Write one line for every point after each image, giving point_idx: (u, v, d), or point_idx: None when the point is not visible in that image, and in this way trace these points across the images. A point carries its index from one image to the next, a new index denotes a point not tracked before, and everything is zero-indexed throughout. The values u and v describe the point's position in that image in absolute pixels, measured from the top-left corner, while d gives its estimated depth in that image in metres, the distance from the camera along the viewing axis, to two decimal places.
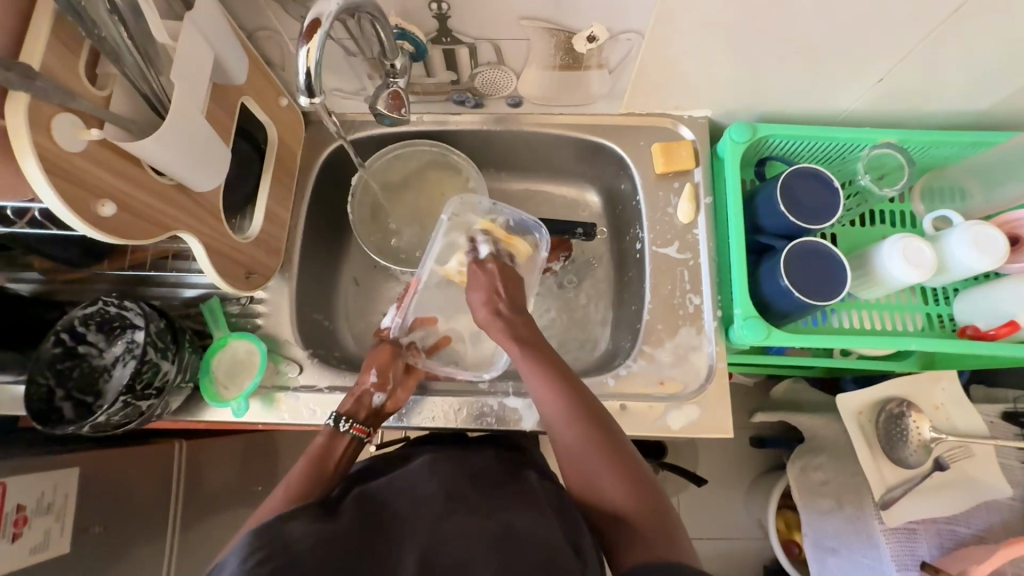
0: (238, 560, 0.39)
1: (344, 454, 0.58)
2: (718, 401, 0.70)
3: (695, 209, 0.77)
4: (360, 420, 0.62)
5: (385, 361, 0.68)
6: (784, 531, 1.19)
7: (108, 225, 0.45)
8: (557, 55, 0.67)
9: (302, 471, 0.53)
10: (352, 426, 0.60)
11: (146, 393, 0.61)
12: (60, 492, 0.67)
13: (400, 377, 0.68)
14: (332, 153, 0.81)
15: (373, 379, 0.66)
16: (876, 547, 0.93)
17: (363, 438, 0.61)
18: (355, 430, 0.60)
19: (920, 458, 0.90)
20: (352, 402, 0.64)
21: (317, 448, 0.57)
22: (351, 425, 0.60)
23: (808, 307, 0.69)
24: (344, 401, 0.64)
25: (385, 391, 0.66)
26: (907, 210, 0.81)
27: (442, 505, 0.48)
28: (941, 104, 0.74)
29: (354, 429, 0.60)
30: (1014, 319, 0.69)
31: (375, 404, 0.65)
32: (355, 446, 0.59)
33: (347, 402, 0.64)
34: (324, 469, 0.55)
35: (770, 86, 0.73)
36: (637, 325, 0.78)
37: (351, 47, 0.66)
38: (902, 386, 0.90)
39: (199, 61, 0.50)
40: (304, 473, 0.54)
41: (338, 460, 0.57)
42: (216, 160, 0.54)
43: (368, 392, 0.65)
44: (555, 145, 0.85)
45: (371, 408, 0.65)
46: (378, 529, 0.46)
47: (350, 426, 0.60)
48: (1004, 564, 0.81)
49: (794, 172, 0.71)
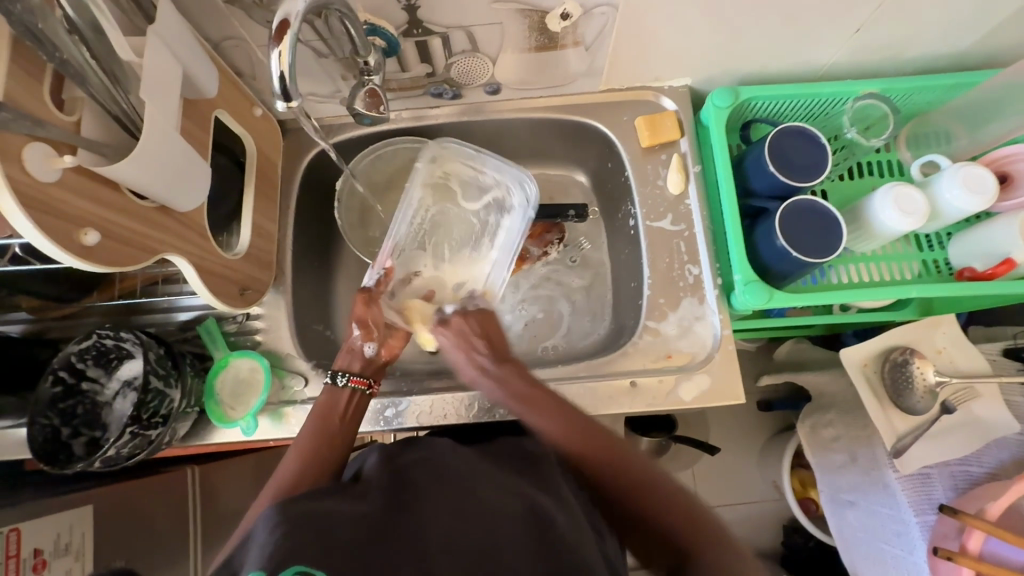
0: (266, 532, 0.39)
1: (349, 405, 0.60)
2: (728, 368, 0.70)
3: (685, 178, 0.77)
4: (357, 372, 0.62)
5: (364, 313, 0.65)
6: (800, 490, 1.21)
7: (92, 254, 0.43)
8: (532, 37, 0.66)
9: (312, 427, 0.57)
10: (350, 378, 0.61)
11: (153, 422, 0.60)
12: (77, 531, 0.67)
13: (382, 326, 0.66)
14: (314, 159, 0.79)
15: (357, 332, 0.65)
16: (892, 494, 0.93)
17: (364, 390, 0.61)
18: (353, 383, 0.61)
19: (928, 404, 0.90)
20: (345, 355, 0.63)
21: (323, 405, 0.59)
22: (348, 379, 0.61)
23: (806, 266, 0.69)
24: (337, 357, 0.64)
25: (374, 341, 0.64)
26: (894, 158, 0.82)
27: (464, 484, 0.47)
28: (917, 50, 0.74)
29: (353, 381, 0.61)
30: (1009, 257, 0.69)
31: (368, 355, 0.64)
32: (359, 398, 0.61)
33: (339, 357, 0.64)
34: (331, 423, 0.57)
35: (749, 48, 0.72)
36: (639, 301, 0.77)
37: (321, 48, 0.65)
38: (904, 335, 0.91)
39: (169, 76, 0.48)
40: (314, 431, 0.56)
41: (344, 412, 0.59)
42: (197, 177, 0.53)
43: (358, 344, 0.64)
44: (538, 130, 0.84)
45: (366, 359, 0.63)
46: (405, 506, 0.45)
47: (348, 379, 0.61)
48: (1021, 499, 0.81)
49: (781, 132, 0.70)
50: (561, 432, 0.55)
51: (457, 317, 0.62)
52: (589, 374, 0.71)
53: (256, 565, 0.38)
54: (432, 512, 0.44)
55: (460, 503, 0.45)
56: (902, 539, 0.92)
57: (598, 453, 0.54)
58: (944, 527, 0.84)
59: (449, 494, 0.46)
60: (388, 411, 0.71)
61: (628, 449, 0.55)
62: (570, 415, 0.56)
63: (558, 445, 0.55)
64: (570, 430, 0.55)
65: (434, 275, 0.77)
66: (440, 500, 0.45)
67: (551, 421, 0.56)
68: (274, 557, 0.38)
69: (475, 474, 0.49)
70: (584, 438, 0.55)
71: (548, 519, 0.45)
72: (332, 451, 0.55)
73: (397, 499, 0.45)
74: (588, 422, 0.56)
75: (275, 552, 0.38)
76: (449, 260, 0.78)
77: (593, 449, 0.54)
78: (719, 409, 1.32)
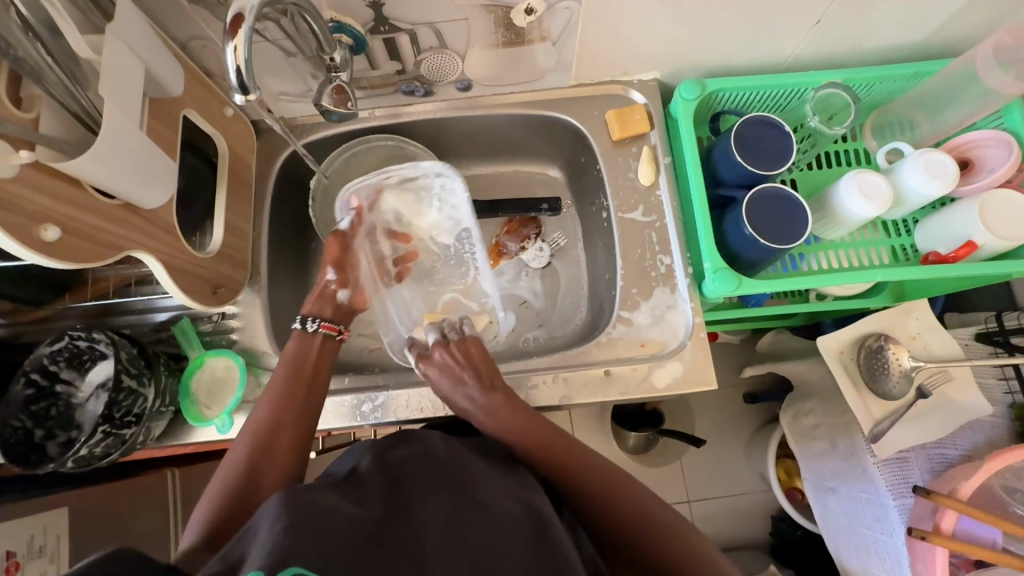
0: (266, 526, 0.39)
1: (318, 351, 0.62)
2: (699, 356, 0.71)
3: (655, 170, 0.78)
4: (328, 318, 0.66)
5: (338, 257, 0.71)
6: (785, 479, 1.22)
7: (53, 249, 0.44)
8: (498, 32, 0.67)
9: (282, 375, 0.59)
10: (321, 324, 0.64)
11: (126, 421, 0.60)
12: (50, 534, 0.70)
13: (353, 270, 0.73)
14: (287, 159, 0.80)
15: (331, 276, 0.70)
16: (871, 480, 0.94)
17: (335, 335, 0.65)
18: (325, 329, 0.64)
19: (903, 388, 0.91)
20: (320, 302, 0.67)
21: (292, 351, 0.61)
22: (319, 325, 0.64)
23: (773, 252, 0.70)
24: (310, 304, 0.67)
25: (347, 287, 0.70)
26: (860, 147, 0.83)
27: (459, 487, 0.47)
28: (879, 40, 0.76)
29: (325, 327, 0.64)
30: (971, 239, 0.71)
31: (340, 299, 0.69)
32: (329, 343, 0.64)
33: (311, 301, 0.68)
34: (301, 370, 0.60)
35: (713, 40, 0.73)
36: (613, 292, 0.78)
37: (288, 46, 0.65)
38: (878, 321, 0.92)
39: (130, 73, 0.48)
40: (285, 378, 0.58)
41: (314, 358, 0.61)
42: (163, 175, 0.53)
43: (330, 289, 0.69)
44: (511, 126, 0.85)
45: (337, 304, 0.68)
46: (399, 506, 0.44)
47: (318, 325, 0.64)
48: (992, 478, 0.82)
49: (744, 122, 0.72)
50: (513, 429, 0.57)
51: (443, 350, 0.65)
52: (564, 364, 0.72)
53: (255, 565, 0.35)
54: (425, 510, 0.44)
55: (451, 504, 0.45)
56: (883, 523, 0.92)
57: (540, 448, 0.56)
58: (920, 508, 0.84)
59: (442, 493, 0.46)
60: (365, 405, 0.71)
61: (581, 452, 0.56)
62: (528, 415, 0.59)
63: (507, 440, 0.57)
64: (524, 432, 0.57)
65: (421, 233, 0.82)
66: (441, 502, 0.45)
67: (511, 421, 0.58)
68: (276, 553, 0.36)
69: (470, 475, 0.49)
70: (541, 442, 0.56)
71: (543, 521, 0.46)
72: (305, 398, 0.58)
73: (390, 496, 0.45)
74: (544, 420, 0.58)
75: (277, 546, 0.36)
76: (427, 247, 0.83)
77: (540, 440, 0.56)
78: (704, 401, 1.33)
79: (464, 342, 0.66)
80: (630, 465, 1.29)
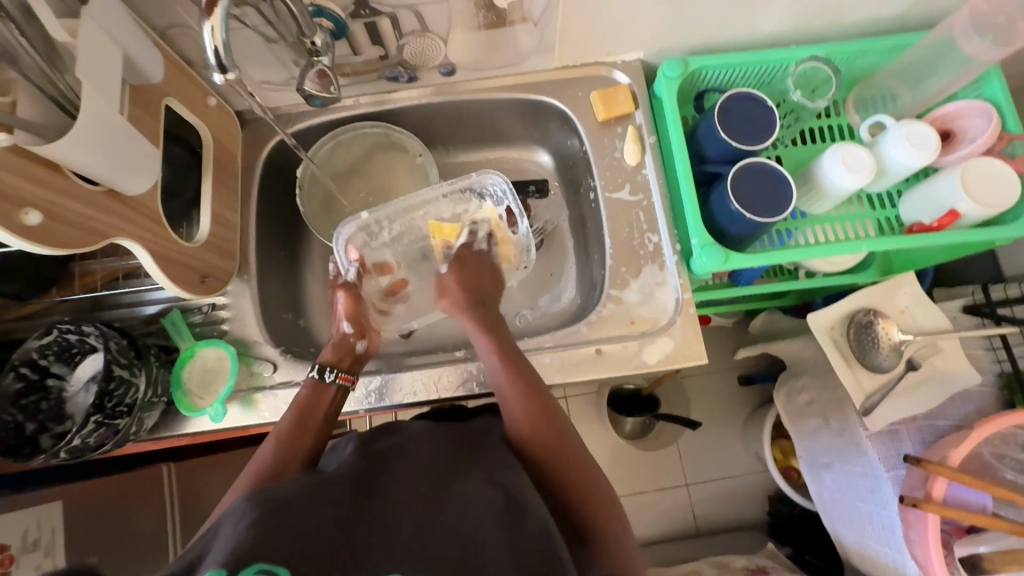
0: (232, 526, 0.39)
1: (332, 399, 0.61)
2: (689, 331, 0.71)
3: (641, 149, 0.79)
4: (344, 367, 0.65)
5: (353, 310, 0.70)
6: (781, 459, 1.23)
7: (35, 234, 0.44)
8: (479, 14, 0.67)
9: (290, 417, 0.57)
10: (337, 374, 0.63)
11: (118, 411, 0.59)
12: (45, 527, 0.72)
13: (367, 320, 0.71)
14: (274, 148, 0.80)
15: (348, 329, 0.69)
16: (863, 453, 0.95)
17: (348, 387, 0.63)
18: (342, 379, 0.63)
19: (893, 361, 0.91)
20: (336, 350, 0.66)
21: (304, 396, 0.60)
22: (336, 376, 0.62)
23: (759, 227, 0.70)
24: (325, 351, 0.66)
25: (365, 338, 0.68)
26: (843, 122, 0.84)
27: (440, 476, 0.47)
28: (858, 14, 0.76)
29: (341, 377, 0.63)
30: (953, 208, 0.71)
31: (357, 350, 0.67)
32: (342, 392, 0.62)
33: (329, 351, 0.66)
34: (312, 411, 0.58)
35: (694, 18, 0.73)
36: (602, 271, 0.79)
37: (269, 33, 0.65)
38: (866, 296, 0.92)
39: (108, 59, 0.48)
40: (294, 419, 0.56)
41: (327, 404, 0.60)
42: (146, 162, 0.53)
43: (348, 341, 0.68)
44: (497, 110, 0.85)
45: (354, 354, 0.67)
46: (375, 496, 0.44)
47: (336, 375, 0.62)
48: (981, 445, 0.83)
49: (727, 98, 0.72)
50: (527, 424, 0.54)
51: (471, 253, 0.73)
52: (556, 344, 0.72)
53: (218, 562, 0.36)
54: (401, 501, 0.44)
55: (427, 493, 0.45)
56: (876, 495, 0.93)
57: (542, 438, 0.53)
58: (912, 478, 0.85)
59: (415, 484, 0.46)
60: (358, 390, 0.71)
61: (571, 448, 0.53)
62: (532, 397, 0.56)
63: (510, 422, 0.55)
64: (530, 415, 0.55)
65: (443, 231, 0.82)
66: (419, 495, 0.45)
67: (517, 397, 0.56)
68: (237, 553, 0.37)
69: (452, 465, 0.49)
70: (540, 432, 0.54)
71: (515, 503, 0.44)
72: (311, 440, 0.55)
73: (366, 489, 0.45)
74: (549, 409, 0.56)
75: (236, 550, 0.37)
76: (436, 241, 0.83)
77: (545, 440, 0.53)
78: (698, 384, 1.34)
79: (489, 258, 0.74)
80: (627, 450, 1.30)
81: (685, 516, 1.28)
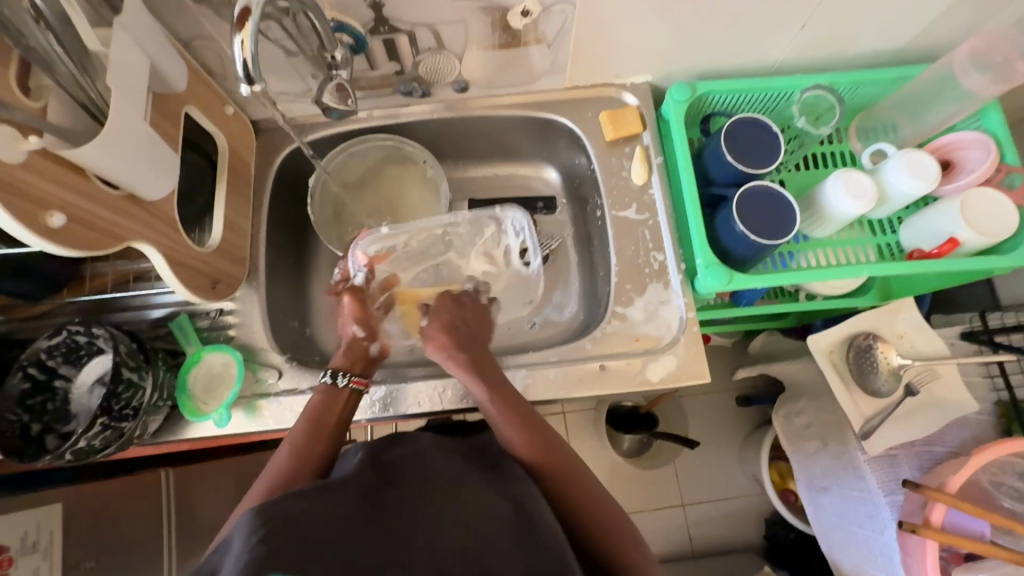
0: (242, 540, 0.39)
1: (343, 407, 0.61)
2: (692, 350, 0.72)
3: (648, 169, 0.80)
4: (357, 372, 0.65)
5: (361, 314, 0.71)
6: (778, 481, 1.23)
7: (59, 235, 0.45)
8: (495, 35, 0.69)
9: (303, 428, 0.56)
10: (351, 378, 0.63)
11: (124, 414, 0.59)
12: (43, 530, 0.71)
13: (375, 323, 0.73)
14: (287, 156, 0.81)
15: (359, 331, 0.70)
16: (862, 477, 0.94)
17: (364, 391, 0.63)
18: (353, 383, 0.63)
19: (892, 386, 0.92)
20: (348, 353, 0.67)
21: (316, 406, 0.60)
22: (349, 379, 0.63)
23: (763, 249, 0.71)
24: (336, 355, 0.67)
25: (377, 342, 0.70)
26: (845, 150, 0.86)
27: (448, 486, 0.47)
28: (862, 46, 0.79)
29: (353, 382, 0.63)
30: (953, 236, 0.73)
31: (370, 353, 0.68)
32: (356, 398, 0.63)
33: (341, 357, 0.66)
34: (324, 424, 0.58)
35: (702, 44, 0.75)
36: (607, 287, 0.80)
37: (289, 46, 0.67)
38: (867, 319, 0.93)
39: (135, 67, 0.50)
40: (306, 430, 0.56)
41: (338, 415, 0.60)
42: (165, 168, 0.54)
43: (360, 343, 0.69)
44: (507, 127, 0.87)
45: (366, 357, 0.68)
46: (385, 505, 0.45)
47: (348, 380, 0.63)
48: (978, 472, 0.84)
49: (734, 122, 0.74)
50: (522, 446, 0.55)
51: (466, 299, 0.70)
52: (560, 359, 0.73)
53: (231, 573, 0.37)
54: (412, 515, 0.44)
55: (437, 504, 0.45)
56: (874, 520, 0.93)
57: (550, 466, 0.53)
58: (911, 503, 0.85)
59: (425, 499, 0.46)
60: (363, 401, 0.71)
61: (574, 465, 0.54)
62: (532, 425, 0.56)
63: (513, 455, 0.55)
64: (528, 444, 0.55)
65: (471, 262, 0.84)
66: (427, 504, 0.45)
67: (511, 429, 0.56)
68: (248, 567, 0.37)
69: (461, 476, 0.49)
70: (547, 457, 0.54)
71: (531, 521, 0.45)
72: (322, 454, 0.55)
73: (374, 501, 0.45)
74: (551, 434, 0.56)
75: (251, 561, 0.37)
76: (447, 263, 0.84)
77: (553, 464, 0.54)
78: (698, 403, 1.34)
79: (475, 301, 0.71)
80: (625, 468, 1.30)
81: (682, 537, 1.27)
